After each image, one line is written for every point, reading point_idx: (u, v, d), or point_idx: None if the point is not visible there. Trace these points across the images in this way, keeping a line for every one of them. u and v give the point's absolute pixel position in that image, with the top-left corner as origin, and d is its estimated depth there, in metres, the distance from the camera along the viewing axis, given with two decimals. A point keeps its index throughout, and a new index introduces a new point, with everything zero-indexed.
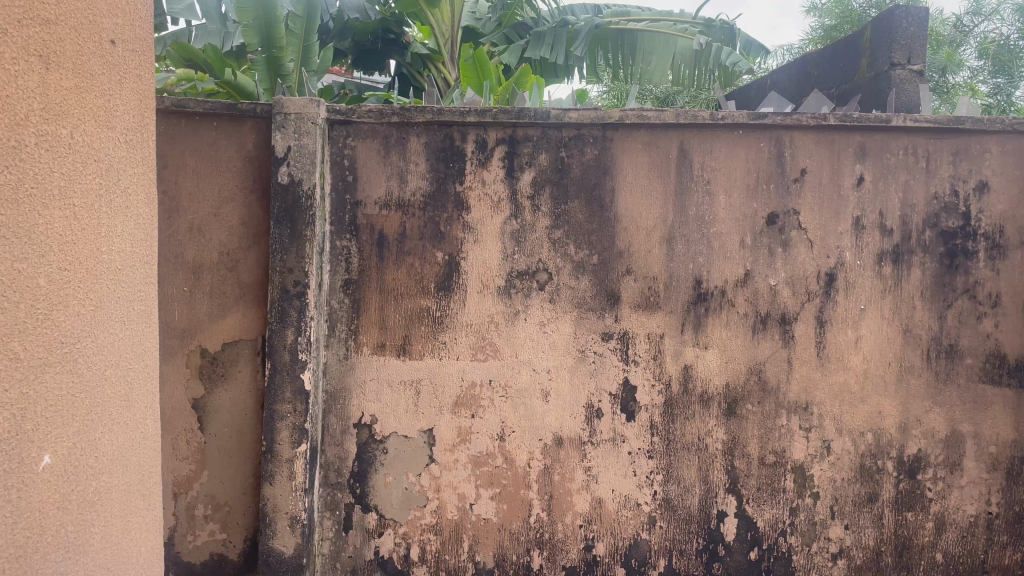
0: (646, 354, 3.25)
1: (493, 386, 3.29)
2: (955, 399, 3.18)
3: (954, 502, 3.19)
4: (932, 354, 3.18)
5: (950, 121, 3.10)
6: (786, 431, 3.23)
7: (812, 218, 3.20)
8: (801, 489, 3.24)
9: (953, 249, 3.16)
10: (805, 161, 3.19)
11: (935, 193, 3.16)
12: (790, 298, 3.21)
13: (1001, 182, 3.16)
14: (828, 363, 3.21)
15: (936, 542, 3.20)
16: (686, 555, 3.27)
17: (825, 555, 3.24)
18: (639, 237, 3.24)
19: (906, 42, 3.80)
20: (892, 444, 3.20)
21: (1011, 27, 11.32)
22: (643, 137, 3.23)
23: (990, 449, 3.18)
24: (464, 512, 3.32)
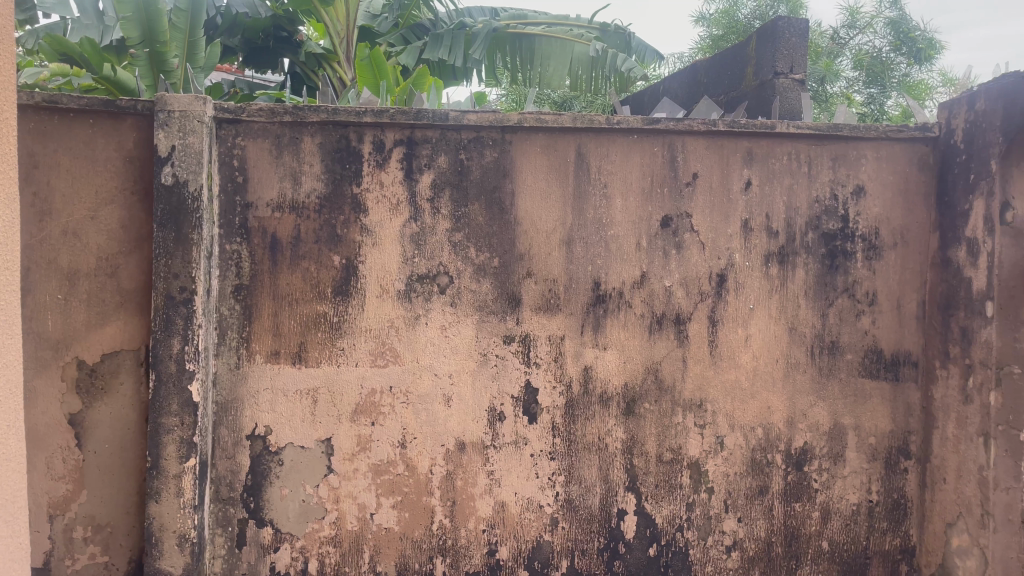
0: (547, 356, 3.27)
1: (394, 392, 3.23)
2: (837, 393, 3.34)
3: (838, 491, 3.35)
4: (816, 350, 3.33)
5: (829, 128, 3.26)
6: (682, 428, 3.31)
7: (704, 221, 3.30)
8: (697, 484, 3.32)
9: (833, 250, 3.32)
10: (696, 166, 3.29)
11: (817, 197, 3.32)
12: (684, 299, 3.30)
13: (875, 187, 3.34)
14: (720, 361, 3.31)
15: (822, 530, 3.36)
16: (588, 555, 3.31)
17: (720, 548, 3.34)
18: (539, 239, 3.25)
19: (788, 52, 4.00)
20: (781, 437, 3.33)
21: (882, 39, 12.09)
22: (541, 140, 3.25)
23: (870, 440, 3.36)
24: (365, 523, 3.24)
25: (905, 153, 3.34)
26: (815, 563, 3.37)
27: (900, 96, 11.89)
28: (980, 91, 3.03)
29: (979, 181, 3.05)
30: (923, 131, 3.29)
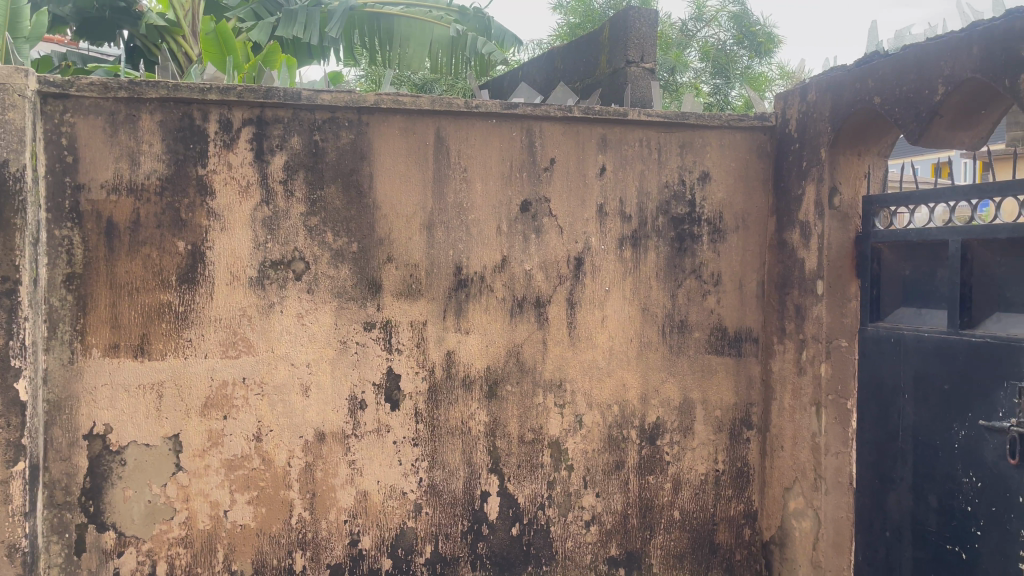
0: (408, 341, 3.23)
1: (247, 383, 3.10)
2: (687, 369, 3.51)
3: (687, 462, 3.53)
4: (666, 330, 3.48)
5: (677, 116, 3.41)
6: (542, 408, 3.37)
7: (562, 205, 3.36)
8: (557, 462, 3.40)
9: (681, 233, 3.47)
10: (553, 151, 3.34)
11: (666, 182, 3.45)
12: (543, 282, 3.35)
13: (719, 173, 3.51)
14: (579, 342, 3.40)
15: (674, 500, 3.53)
16: (451, 539, 3.31)
17: (579, 523, 3.44)
18: (398, 223, 3.20)
19: (639, 41, 4.13)
20: (635, 414, 3.47)
21: (726, 33, 12.78)
22: (399, 122, 3.19)
23: (716, 413, 3.55)
24: (218, 520, 3.09)
25: (746, 142, 3.53)
26: (668, 532, 3.53)
27: (743, 87, 12.61)
28: (810, 83, 3.27)
29: (810, 168, 3.27)
30: (762, 120, 3.50)
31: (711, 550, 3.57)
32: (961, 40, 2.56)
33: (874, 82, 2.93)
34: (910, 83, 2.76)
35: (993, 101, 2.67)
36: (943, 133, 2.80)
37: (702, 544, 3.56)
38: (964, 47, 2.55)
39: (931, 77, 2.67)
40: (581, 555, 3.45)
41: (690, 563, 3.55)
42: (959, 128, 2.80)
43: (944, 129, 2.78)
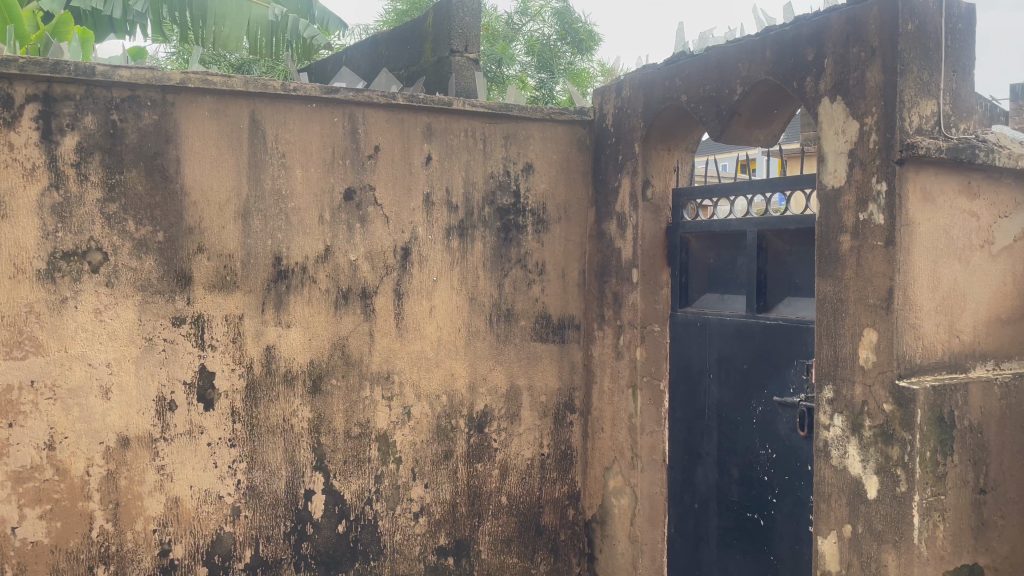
0: (223, 337, 3.05)
1: (36, 388, 2.80)
2: (514, 357, 3.56)
3: (515, 448, 3.59)
4: (493, 319, 3.51)
5: (500, 108, 3.44)
6: (369, 402, 3.30)
7: (386, 194, 3.29)
8: (384, 456, 3.34)
9: (507, 224, 3.51)
10: (377, 138, 3.26)
11: (491, 173, 3.48)
12: (369, 273, 3.27)
13: (542, 165, 3.59)
14: (406, 333, 3.35)
15: (502, 486, 3.58)
16: (273, 541, 3.17)
17: (407, 515, 3.40)
18: (210, 212, 3.01)
19: (462, 31, 4.14)
20: (463, 403, 3.48)
21: (550, 28, 13.10)
22: (209, 104, 2.99)
23: (541, 398, 3.64)
24: (4, 539, 2.78)
25: (566, 134, 3.63)
26: (496, 517, 3.57)
27: (566, 83, 13.01)
28: (625, 80, 3.42)
29: (626, 161, 3.41)
30: (581, 114, 3.62)
31: (537, 532, 3.65)
32: (756, 43, 2.76)
33: (681, 80, 3.10)
34: (713, 83, 2.95)
35: (784, 101, 2.91)
36: (741, 130, 3.00)
37: (529, 527, 3.63)
38: (758, 51, 2.75)
39: (731, 77, 2.86)
40: (410, 548, 3.41)
41: (517, 547, 3.61)
42: (755, 126, 3.01)
43: (742, 127, 2.98)
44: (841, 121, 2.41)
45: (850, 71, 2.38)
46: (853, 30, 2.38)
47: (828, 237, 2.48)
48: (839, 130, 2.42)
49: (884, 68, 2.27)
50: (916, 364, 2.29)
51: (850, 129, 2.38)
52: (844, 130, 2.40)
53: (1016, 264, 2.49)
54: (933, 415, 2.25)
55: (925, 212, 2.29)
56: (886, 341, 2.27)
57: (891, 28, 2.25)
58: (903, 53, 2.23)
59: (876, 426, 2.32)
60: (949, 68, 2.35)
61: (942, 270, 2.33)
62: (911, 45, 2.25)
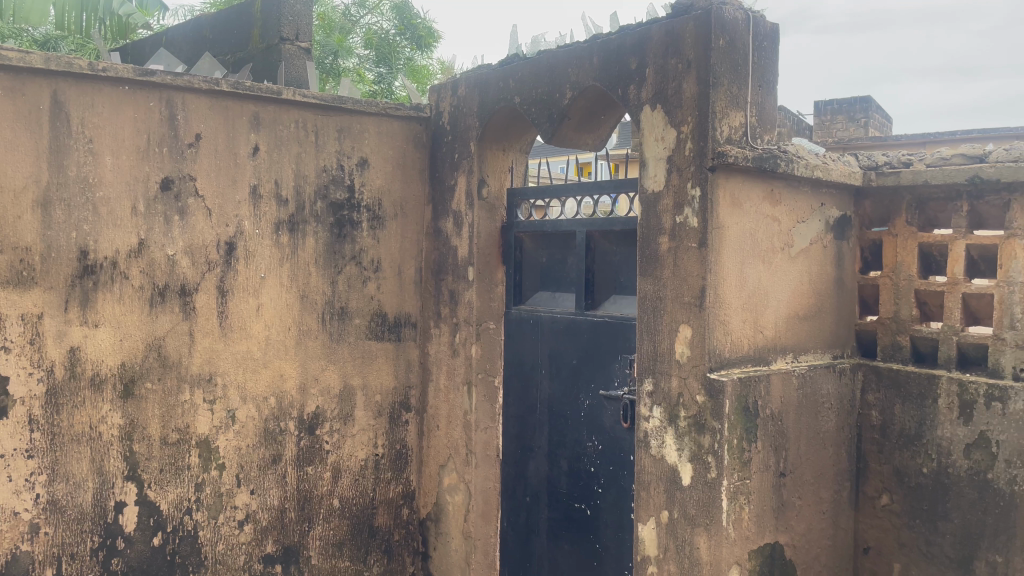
0: (19, 338, 2.76)
1: None
2: (347, 356, 3.48)
3: (347, 450, 3.51)
4: (325, 317, 3.41)
5: (333, 100, 3.34)
6: (189, 406, 3.11)
7: (208, 185, 3.11)
8: (206, 462, 3.17)
9: (340, 219, 3.42)
10: (198, 126, 3.08)
11: (324, 166, 3.38)
12: (189, 269, 3.09)
13: (378, 160, 3.52)
14: (230, 333, 3.19)
15: (334, 489, 3.49)
16: (78, 559, 2.91)
17: (231, 523, 3.24)
18: (4, 199, 2.71)
19: (292, 19, 4.01)
20: (293, 405, 3.36)
21: (389, 22, 12.95)
22: (4, 80, 2.68)
23: (376, 398, 3.58)
24: None
25: (402, 130, 3.59)
26: (328, 521, 3.48)
27: (405, 78, 12.89)
28: (461, 79, 3.44)
29: (461, 159, 3.42)
30: (417, 111, 3.59)
31: (370, 533, 3.59)
32: (584, 49, 2.86)
33: (514, 82, 3.16)
34: (544, 86, 3.02)
35: (610, 107, 3.03)
36: (570, 134, 3.10)
37: (362, 529, 3.56)
38: (586, 57, 2.84)
39: (561, 82, 2.94)
40: (234, 558, 3.25)
41: (350, 549, 3.54)
42: (584, 130, 3.12)
43: (571, 131, 3.09)
44: (660, 128, 2.55)
45: (668, 81, 2.52)
46: (671, 41, 2.52)
47: (649, 238, 2.60)
48: (659, 137, 2.56)
49: (699, 80, 2.42)
50: (725, 358, 2.45)
51: (668, 136, 2.52)
52: (663, 137, 2.54)
53: (812, 264, 2.71)
54: (739, 404, 2.41)
55: (734, 217, 2.46)
56: (699, 337, 2.42)
57: (704, 42, 2.40)
58: (715, 66, 2.39)
59: (690, 416, 2.47)
60: (756, 83, 2.53)
61: (748, 270, 2.51)
62: (722, 59, 2.40)
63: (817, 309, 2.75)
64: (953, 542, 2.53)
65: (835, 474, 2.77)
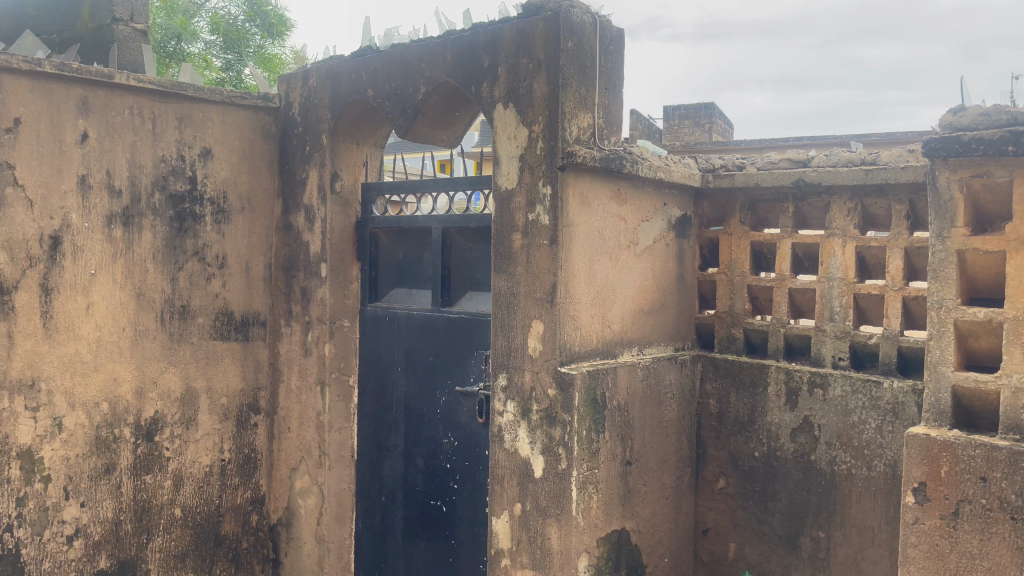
0: None
1: None
2: (189, 357, 3.30)
3: (190, 456, 3.33)
4: (165, 316, 3.22)
5: (172, 86, 3.15)
6: (8, 414, 2.82)
7: (29, 173, 2.83)
8: (29, 475, 2.89)
9: (181, 213, 3.24)
10: (18, 110, 2.79)
11: (162, 156, 3.18)
12: (7, 266, 2.79)
13: (222, 151, 3.36)
14: (56, 334, 2.92)
15: (175, 498, 3.30)
16: None
17: (59, 540, 2.98)
18: None
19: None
20: (129, 410, 3.14)
21: (237, 8, 12.39)
22: None
23: (222, 401, 3.42)
24: None
25: (249, 120, 3.44)
26: (168, 532, 3.28)
27: (255, 66, 12.37)
28: (312, 69, 3.34)
29: (312, 152, 3.33)
30: (265, 100, 3.45)
31: (216, 543, 3.43)
32: (437, 45, 2.85)
33: (367, 75, 3.10)
34: (397, 80, 2.99)
35: (464, 104, 3.05)
36: (425, 130, 3.09)
37: (206, 539, 3.39)
38: (440, 53, 2.84)
39: (414, 77, 2.92)
40: None
41: (193, 560, 3.36)
42: (438, 126, 3.12)
43: (425, 126, 3.07)
44: (512, 127, 2.58)
45: (520, 80, 2.56)
46: (522, 41, 2.56)
47: (502, 235, 2.63)
48: (511, 135, 2.59)
49: (549, 80, 2.47)
50: (574, 352, 2.52)
51: (520, 135, 2.56)
52: (516, 135, 2.57)
53: (655, 261, 2.84)
54: (588, 396, 2.49)
55: (582, 215, 2.52)
56: (550, 332, 2.48)
57: (553, 44, 2.46)
58: (564, 68, 2.45)
59: (542, 410, 2.52)
60: (603, 86, 2.61)
61: (595, 267, 2.58)
62: (570, 61, 2.47)
63: (660, 304, 2.88)
64: (782, 520, 2.73)
65: (677, 461, 2.91)
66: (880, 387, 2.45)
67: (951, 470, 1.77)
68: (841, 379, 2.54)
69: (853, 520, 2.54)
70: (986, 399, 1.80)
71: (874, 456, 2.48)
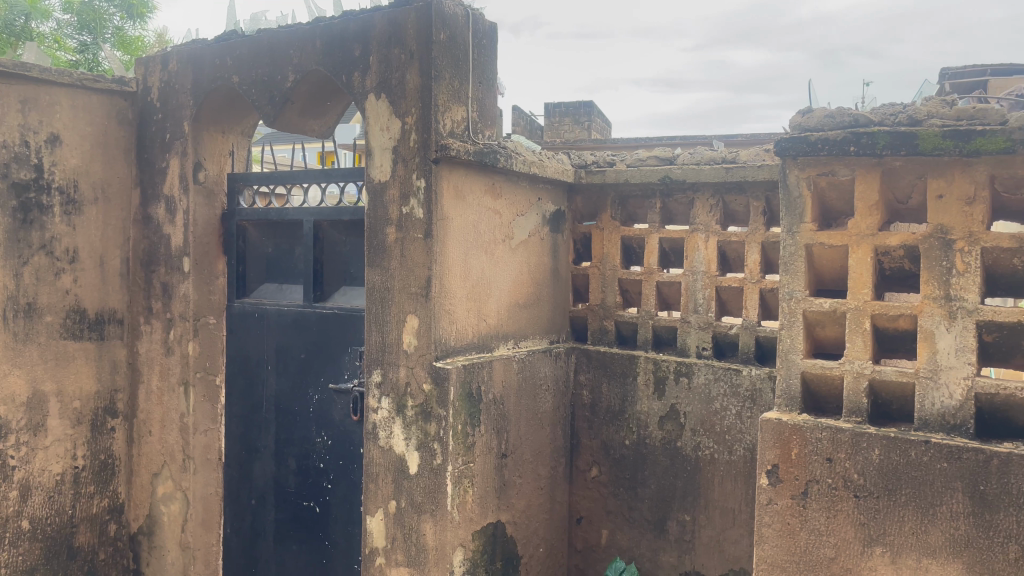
0: None
1: None
2: (36, 358, 3.05)
3: (38, 464, 3.09)
4: (8, 314, 2.95)
5: (14, 65, 2.90)
6: None
7: None
8: None
9: (25, 203, 2.99)
10: None
11: (3, 142, 2.92)
12: None
13: (72, 137, 3.13)
14: None
15: (22, 509, 3.04)
16: None
17: None
18: None
19: None
20: None
21: None
22: None
23: (74, 405, 3.19)
24: None
25: (102, 105, 3.23)
26: (15, 546, 3.03)
27: (113, 49, 11.62)
28: (172, 53, 3.17)
29: (173, 140, 3.16)
30: (119, 84, 3.25)
31: (68, 556, 3.20)
32: (306, 32, 2.76)
33: (232, 61, 2.97)
34: (264, 67, 2.88)
35: (335, 92, 2.98)
36: (294, 119, 3.00)
37: (58, 552, 3.16)
38: (309, 40, 2.75)
39: (282, 64, 2.83)
40: None
41: None
42: (308, 116, 3.04)
43: (295, 115, 2.98)
44: (385, 118, 2.54)
45: (391, 71, 2.52)
46: (393, 31, 2.52)
47: (375, 228, 2.58)
48: (384, 127, 2.54)
49: (421, 71, 2.44)
50: (450, 346, 2.51)
51: (393, 126, 2.52)
52: (388, 127, 2.53)
53: (530, 255, 2.87)
54: (463, 390, 2.48)
55: (456, 208, 2.51)
56: (425, 326, 2.45)
57: (426, 35, 2.43)
58: (436, 59, 2.43)
59: (417, 405, 2.49)
60: (475, 80, 2.61)
61: (470, 261, 2.58)
62: (442, 53, 2.45)
63: (535, 297, 2.91)
64: (651, 506, 2.82)
65: (552, 452, 2.95)
66: (739, 374, 2.57)
67: (801, 452, 1.87)
68: (704, 368, 2.65)
69: (716, 503, 2.66)
70: (831, 384, 1.92)
71: (734, 441, 2.60)
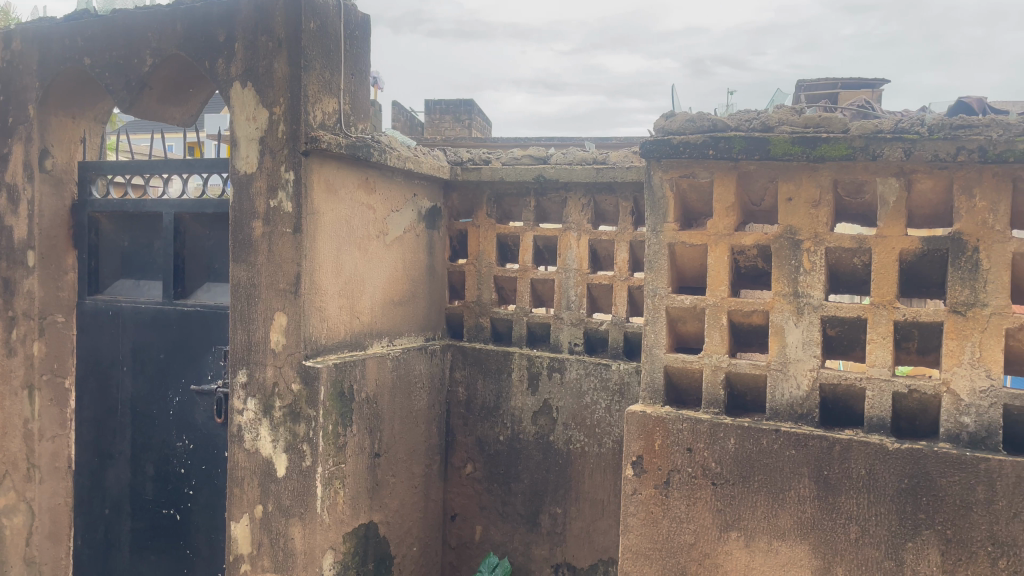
0: None
1: None
2: None
3: None
4: None
5: None
6: None
7: None
8: None
9: None
10: None
11: None
12: None
13: None
14: None
15: None
16: None
17: None
18: None
19: None
20: None
21: None
22: None
23: None
24: None
25: None
26: None
27: None
28: (15, 31, 2.93)
29: (16, 125, 2.92)
30: None
31: None
32: (166, 14, 2.62)
33: (83, 41, 2.78)
34: (119, 49, 2.71)
35: (197, 78, 2.84)
36: (153, 105, 2.84)
37: None
38: (169, 23, 2.61)
39: (140, 47, 2.67)
40: None
41: None
42: (168, 103, 2.89)
43: (154, 102, 2.83)
44: (252, 108, 2.44)
45: (258, 59, 2.42)
46: (259, 17, 2.42)
47: (241, 222, 2.49)
48: (250, 117, 2.45)
49: (289, 61, 2.36)
50: (320, 345, 2.45)
51: (260, 116, 2.43)
52: (255, 117, 2.44)
53: (405, 252, 2.83)
54: (335, 390, 2.42)
55: (327, 203, 2.45)
56: (294, 324, 2.37)
57: (295, 23, 2.35)
58: (305, 49, 2.36)
59: (285, 405, 2.42)
60: (347, 71, 2.55)
61: (342, 257, 2.52)
62: (312, 43, 2.38)
63: (409, 295, 2.88)
64: (524, 500, 2.86)
65: (427, 450, 2.93)
66: (609, 368, 2.64)
67: (664, 443, 1.94)
68: (576, 363, 2.70)
69: (586, 495, 2.72)
70: (691, 377, 2.00)
71: (604, 433, 2.67)
